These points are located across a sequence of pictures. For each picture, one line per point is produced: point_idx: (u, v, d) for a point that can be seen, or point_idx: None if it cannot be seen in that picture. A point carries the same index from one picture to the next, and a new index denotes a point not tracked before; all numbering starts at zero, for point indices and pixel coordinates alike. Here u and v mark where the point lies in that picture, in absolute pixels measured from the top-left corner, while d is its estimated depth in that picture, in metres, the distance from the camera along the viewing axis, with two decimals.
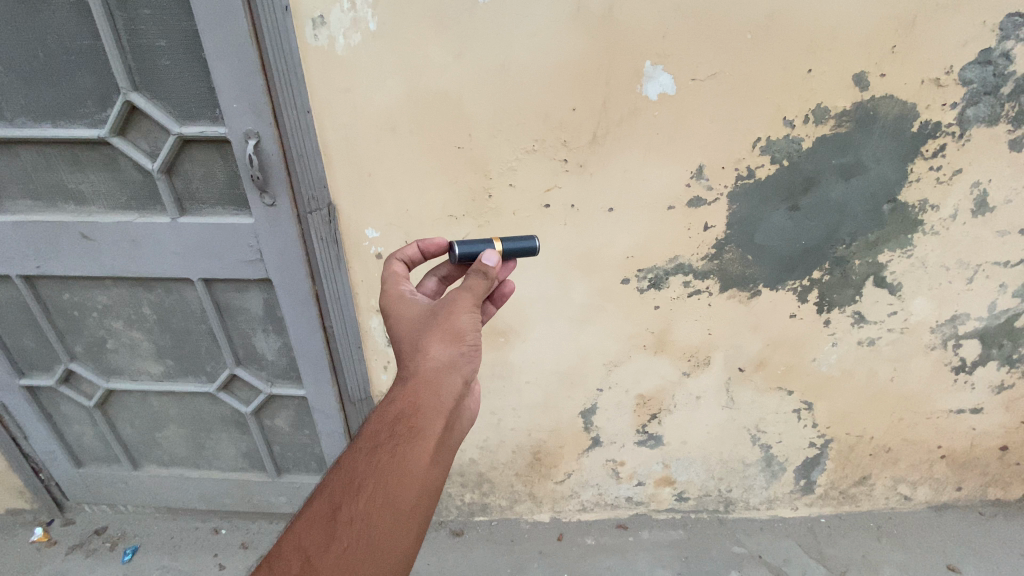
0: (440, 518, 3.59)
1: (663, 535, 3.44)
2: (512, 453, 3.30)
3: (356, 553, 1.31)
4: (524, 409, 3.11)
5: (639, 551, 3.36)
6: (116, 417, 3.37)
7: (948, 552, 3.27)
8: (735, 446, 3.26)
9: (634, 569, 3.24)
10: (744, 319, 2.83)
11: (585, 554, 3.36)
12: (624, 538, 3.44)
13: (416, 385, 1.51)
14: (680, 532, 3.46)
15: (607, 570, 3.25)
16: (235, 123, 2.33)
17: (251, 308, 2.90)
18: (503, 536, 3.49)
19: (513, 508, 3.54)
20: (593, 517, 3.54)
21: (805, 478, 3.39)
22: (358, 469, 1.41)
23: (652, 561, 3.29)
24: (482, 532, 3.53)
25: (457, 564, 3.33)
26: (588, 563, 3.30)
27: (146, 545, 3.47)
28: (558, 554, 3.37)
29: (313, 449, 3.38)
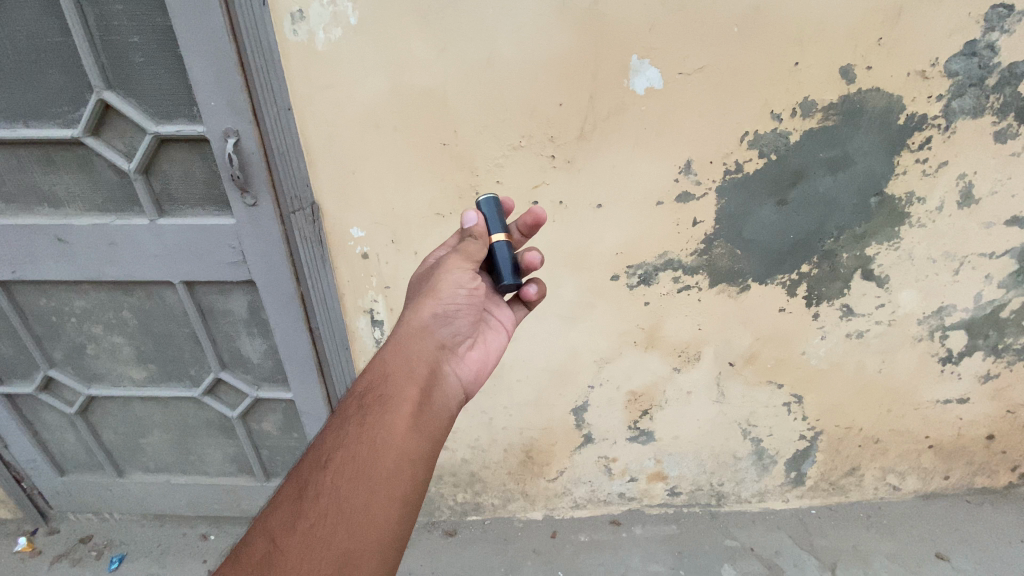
0: (432, 518, 3.56)
1: (656, 530, 3.45)
2: (504, 451, 3.28)
3: (327, 526, 1.25)
4: (515, 407, 3.09)
5: (633, 547, 3.36)
6: (99, 424, 3.29)
7: (936, 540, 3.31)
8: (726, 440, 3.27)
9: (628, 565, 3.24)
10: (734, 313, 2.83)
11: (579, 551, 3.35)
12: (618, 534, 3.44)
13: (389, 354, 1.66)
14: (673, 526, 3.47)
15: (601, 566, 3.25)
16: (213, 122, 2.27)
17: (235, 311, 2.84)
18: (496, 535, 3.47)
19: (506, 507, 3.53)
20: (585, 513, 3.54)
21: (795, 470, 3.41)
22: (327, 446, 1.42)
23: (646, 556, 3.30)
24: (476, 531, 3.51)
25: (450, 564, 3.31)
26: (583, 560, 3.30)
27: (133, 553, 3.41)
28: (552, 552, 3.36)
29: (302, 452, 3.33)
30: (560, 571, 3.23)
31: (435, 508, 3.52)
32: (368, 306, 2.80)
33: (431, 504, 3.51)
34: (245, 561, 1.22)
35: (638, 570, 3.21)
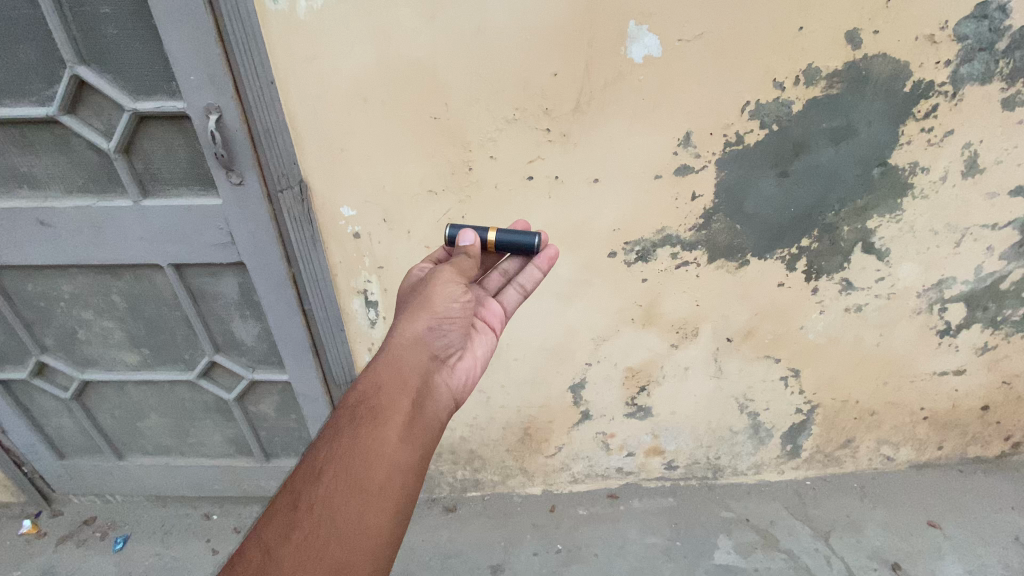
0: (432, 494, 3.60)
1: (653, 503, 3.49)
2: (502, 429, 3.29)
3: (320, 537, 1.24)
4: (513, 385, 3.08)
5: (631, 519, 3.41)
6: (95, 408, 3.28)
7: (928, 508, 3.37)
8: (723, 415, 3.28)
9: (625, 538, 3.29)
10: (732, 289, 2.80)
11: (578, 524, 3.40)
12: (615, 508, 3.48)
13: (382, 365, 1.64)
14: (670, 499, 3.52)
15: (600, 538, 3.30)
16: (194, 97, 2.17)
17: (227, 293, 2.80)
18: (496, 510, 3.51)
19: (505, 483, 3.56)
20: (583, 487, 3.58)
21: (791, 443, 3.44)
22: (320, 457, 1.40)
23: (643, 528, 3.35)
24: (475, 507, 3.55)
25: (451, 539, 3.35)
26: (581, 533, 3.35)
27: (137, 534, 3.44)
28: (551, 525, 3.41)
29: (300, 433, 3.33)
30: (559, 544, 3.28)
31: (434, 485, 3.56)
32: (362, 287, 2.75)
33: (431, 481, 3.54)
34: (238, 574, 1.20)
35: (636, 542, 3.26)
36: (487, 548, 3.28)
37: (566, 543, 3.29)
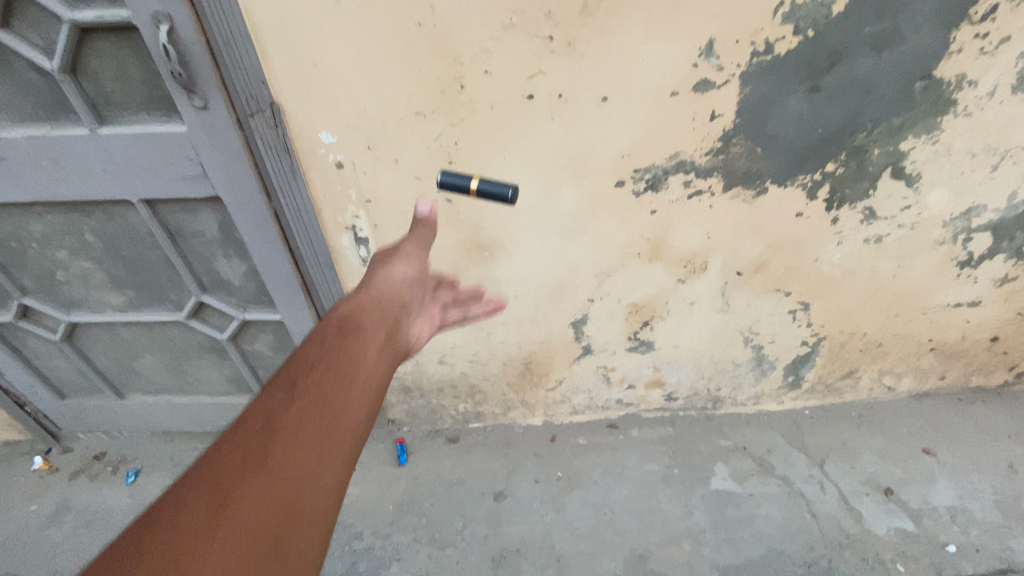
0: (434, 426, 3.63)
1: (652, 433, 3.53)
2: (503, 364, 3.24)
3: (306, 424, 1.16)
4: (513, 322, 2.98)
5: (630, 448, 3.46)
6: (88, 349, 3.22)
7: (924, 436, 3.42)
8: (726, 349, 3.22)
9: (624, 466, 3.35)
10: (747, 220, 2.61)
11: (578, 453, 3.47)
12: (615, 437, 3.53)
13: (360, 293, 1.58)
14: (669, 428, 3.55)
15: (599, 466, 3.38)
16: (138, 3, 1.86)
17: (207, 231, 2.61)
18: (497, 440, 3.56)
19: (506, 414, 3.59)
20: (583, 418, 3.62)
21: (793, 375, 3.42)
22: (304, 360, 1.32)
23: (643, 456, 3.41)
24: (477, 437, 3.59)
25: (454, 468, 3.40)
26: (581, 460, 3.42)
27: (148, 467, 3.52)
28: (552, 454, 3.47)
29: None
30: (559, 470, 3.37)
31: (436, 417, 3.58)
32: (350, 222, 2.56)
33: (433, 414, 3.56)
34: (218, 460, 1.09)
35: (635, 469, 3.34)
36: (490, 476, 3.35)
37: (567, 470, 3.36)
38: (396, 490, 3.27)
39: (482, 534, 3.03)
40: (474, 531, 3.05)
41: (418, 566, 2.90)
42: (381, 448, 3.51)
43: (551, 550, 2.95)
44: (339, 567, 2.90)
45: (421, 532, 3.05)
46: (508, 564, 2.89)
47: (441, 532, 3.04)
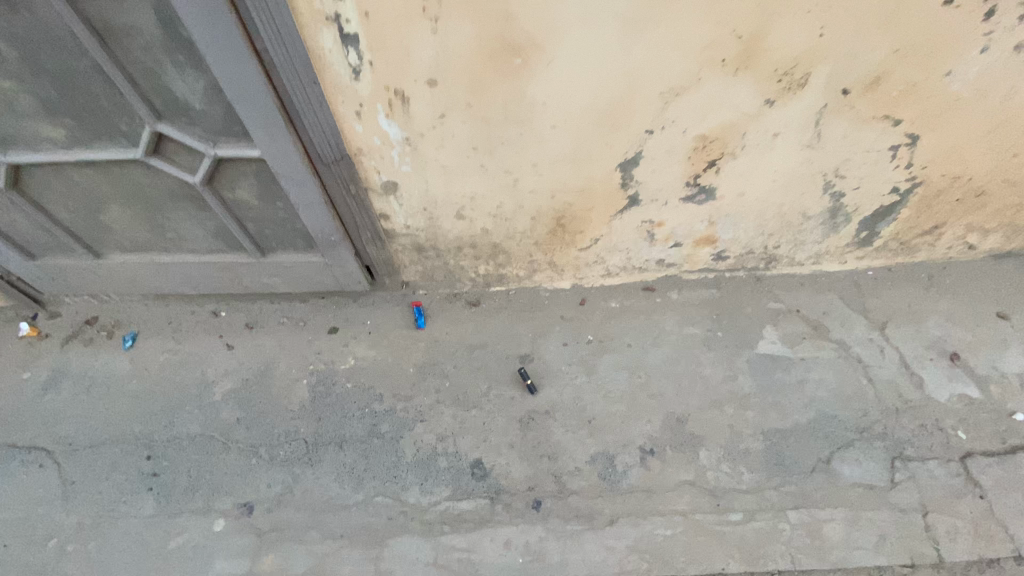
0: (451, 290, 3.20)
1: (696, 295, 3.12)
2: (531, 219, 2.67)
3: None
4: (547, 164, 2.38)
5: (668, 311, 3.06)
6: (44, 200, 2.74)
7: (1000, 299, 3.05)
8: (800, 198, 2.67)
9: (663, 329, 2.98)
10: (878, 10, 1.91)
11: (610, 317, 3.06)
12: (654, 302, 3.10)
13: None
14: (713, 290, 3.14)
15: (634, 329, 3.00)
16: None
17: (145, 29, 1.94)
18: (522, 305, 3.13)
19: (532, 278, 3.11)
20: (619, 282, 3.16)
21: (867, 230, 2.95)
22: None
23: (683, 319, 3.03)
24: (499, 302, 3.15)
25: (475, 332, 3.04)
26: (615, 326, 3.02)
27: (145, 331, 3.27)
28: (583, 320, 3.05)
29: (292, 224, 2.72)
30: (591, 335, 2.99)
31: (453, 279, 3.13)
32: (333, 8, 1.83)
33: (447, 277, 3.11)
34: None
35: (674, 333, 2.97)
36: (515, 341, 2.99)
37: (599, 334, 2.99)
38: (414, 354, 2.97)
39: (510, 398, 2.78)
40: (500, 394, 2.80)
41: (440, 429, 2.70)
42: (395, 310, 3.18)
43: (582, 414, 2.71)
44: (359, 427, 2.74)
45: (444, 395, 2.81)
46: (538, 428, 2.68)
47: (465, 397, 2.80)
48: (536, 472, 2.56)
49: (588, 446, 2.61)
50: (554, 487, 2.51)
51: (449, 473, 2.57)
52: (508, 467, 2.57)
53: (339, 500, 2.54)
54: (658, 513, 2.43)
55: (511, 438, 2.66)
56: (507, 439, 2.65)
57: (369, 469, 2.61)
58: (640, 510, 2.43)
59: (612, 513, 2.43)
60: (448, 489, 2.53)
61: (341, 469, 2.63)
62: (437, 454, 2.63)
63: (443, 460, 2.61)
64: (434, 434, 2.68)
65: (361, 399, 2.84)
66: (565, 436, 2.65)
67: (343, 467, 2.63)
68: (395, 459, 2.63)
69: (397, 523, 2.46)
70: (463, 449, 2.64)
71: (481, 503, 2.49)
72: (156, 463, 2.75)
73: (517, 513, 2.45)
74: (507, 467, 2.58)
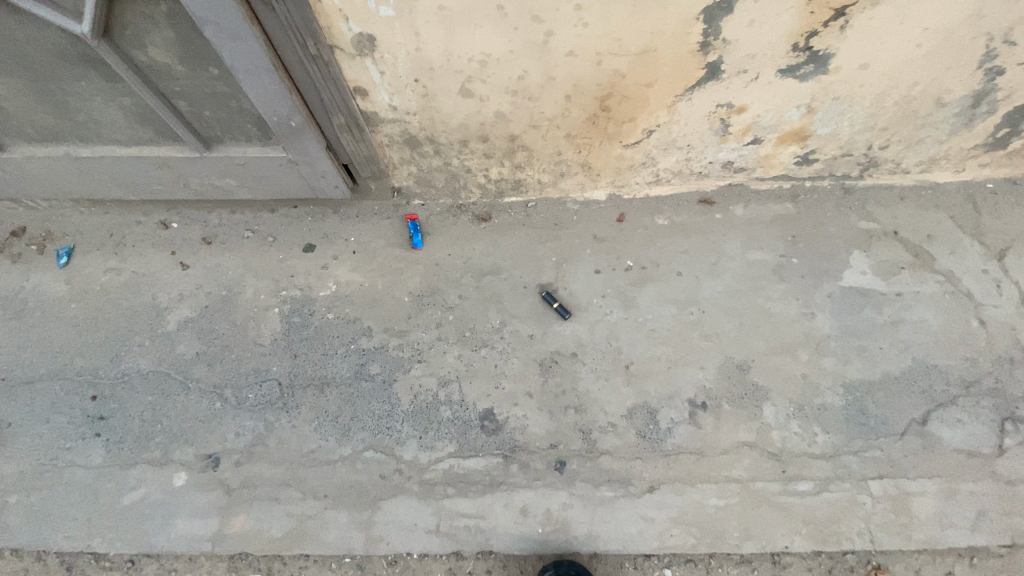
0: (454, 201, 2.53)
1: (766, 211, 2.46)
2: (565, 100, 1.95)
3: None
4: (596, 9, 1.62)
5: (730, 230, 2.41)
6: None
7: None
8: (941, 74, 1.95)
9: (723, 254, 2.36)
10: None
11: (655, 238, 2.40)
12: (712, 219, 2.44)
13: None
14: (788, 204, 2.47)
15: (685, 253, 2.36)
16: None
17: None
18: (544, 220, 2.48)
19: (558, 186, 2.42)
20: (669, 190, 2.47)
21: (1009, 127, 2.21)
22: None
23: (749, 242, 2.39)
24: (514, 216, 2.50)
25: (485, 255, 2.43)
26: (661, 251, 2.37)
27: (83, 246, 2.67)
28: (621, 242, 2.40)
29: (231, 101, 2.00)
30: (631, 261, 2.36)
31: (458, 186, 2.44)
32: None
33: (450, 183, 2.43)
34: None
35: (737, 257, 2.35)
36: (535, 267, 2.38)
37: (641, 259, 2.36)
38: (410, 280, 2.39)
39: (528, 338, 2.24)
40: (516, 331, 2.25)
41: (442, 373, 2.19)
42: (386, 224, 2.54)
43: (618, 358, 2.17)
44: (344, 366, 2.23)
45: (447, 331, 2.27)
46: (564, 374, 2.16)
47: (472, 334, 2.26)
48: (559, 425, 2.07)
49: (625, 397, 2.10)
50: (582, 445, 2.04)
51: (454, 425, 2.10)
52: (526, 420, 2.09)
53: (320, 454, 2.10)
54: (709, 480, 1.97)
55: (529, 385, 2.15)
56: (524, 386, 2.15)
57: (357, 417, 2.14)
58: (688, 476, 1.98)
59: (653, 478, 1.98)
60: (453, 444, 2.06)
61: (322, 416, 2.16)
62: (439, 403, 2.13)
63: (446, 409, 2.12)
64: (436, 377, 2.18)
65: (346, 334, 2.30)
66: (595, 383, 2.13)
67: (324, 415, 2.16)
68: (388, 407, 2.14)
69: (391, 483, 2.03)
70: (470, 397, 2.14)
71: (493, 463, 2.03)
72: (102, 406, 2.29)
73: (536, 475, 2.00)
74: (524, 419, 2.09)
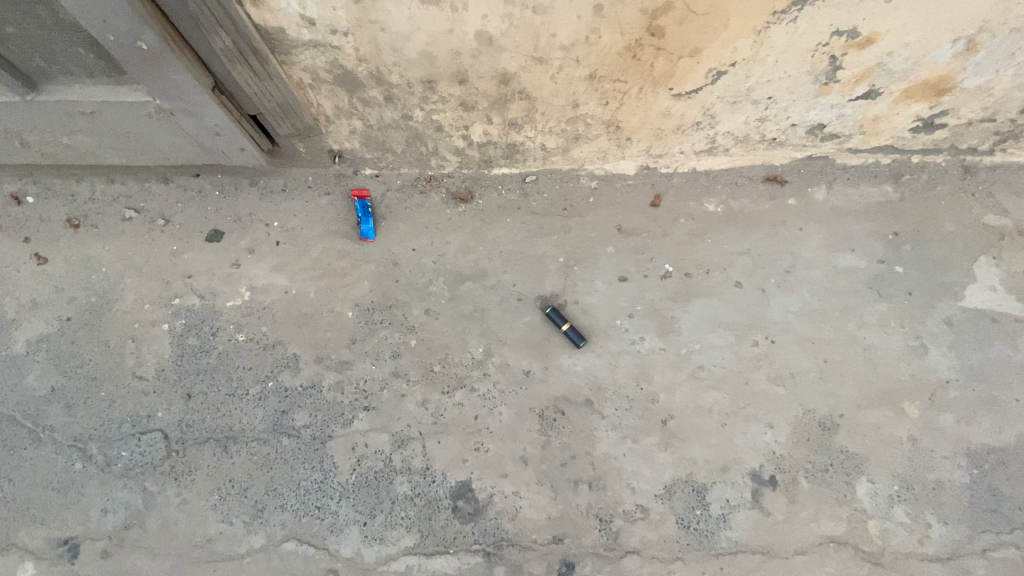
0: (420, 172, 1.78)
1: (857, 196, 1.77)
2: (593, 19, 1.20)
3: None
4: None
5: (808, 223, 1.72)
6: None
7: None
8: None
9: (800, 258, 1.67)
10: None
11: (704, 232, 1.70)
12: (783, 206, 1.75)
13: None
14: (888, 189, 1.78)
15: (746, 255, 1.67)
16: None
17: None
18: (548, 204, 1.75)
19: (569, 154, 1.69)
20: (723, 164, 1.75)
21: None
22: None
23: (834, 240, 1.70)
24: (506, 196, 1.77)
25: (464, 253, 1.71)
26: (712, 252, 1.68)
27: None
28: (656, 237, 1.70)
29: (37, 8, 1.24)
30: (670, 265, 1.67)
31: (424, 151, 1.69)
32: None
33: (412, 147, 1.67)
34: None
35: (819, 262, 1.67)
36: (534, 273, 1.68)
37: (683, 262, 1.67)
38: (355, 288, 1.68)
39: (523, 376, 1.57)
40: (506, 366, 1.58)
41: (397, 427, 1.52)
42: (324, 204, 1.79)
43: (650, 409, 1.52)
44: (257, 415, 1.57)
45: (406, 364, 1.59)
46: (573, 432, 1.51)
47: (443, 369, 1.58)
48: (566, 509, 1.45)
49: (661, 468, 1.47)
50: (599, 540, 1.43)
51: (413, 507, 1.46)
52: (518, 502, 1.46)
53: (220, 546, 1.48)
54: None
55: (524, 447, 1.50)
56: (517, 449, 1.50)
57: (273, 492, 1.50)
58: None
59: None
60: (411, 536, 1.44)
61: (224, 489, 1.52)
62: (391, 472, 1.49)
63: (402, 482, 1.48)
64: (388, 434, 1.52)
65: (261, 366, 1.61)
66: (618, 447, 1.49)
67: (227, 486, 1.52)
68: (318, 477, 1.50)
69: None
70: (438, 465, 1.49)
71: (469, 564, 1.43)
72: None
73: None
74: (516, 499, 1.47)
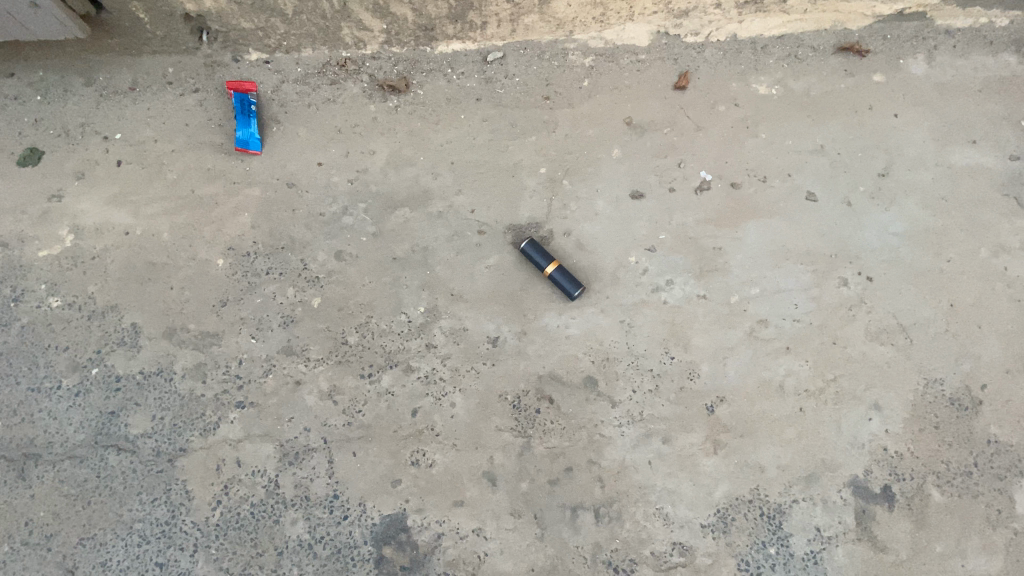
0: (329, 52, 1.37)
1: (968, 69, 1.37)
2: None
3: None
4: None
5: (904, 108, 1.35)
6: None
7: None
8: None
9: (903, 158, 1.31)
10: None
11: (755, 123, 1.33)
12: (866, 84, 1.37)
13: None
14: (1014, 59, 1.38)
15: (819, 153, 1.31)
16: None
17: None
18: (538, 100, 1.35)
19: (562, 7, 1.32)
20: (777, 29, 1.39)
21: None
22: None
23: (946, 130, 1.33)
24: (491, 87, 1.36)
25: (391, 168, 1.30)
26: (769, 150, 1.31)
27: None
28: (684, 132, 1.32)
29: None
30: (722, 179, 1.29)
31: (329, 12, 1.30)
32: None
33: (309, 2, 1.28)
34: None
35: (927, 160, 1.31)
36: (502, 193, 1.28)
37: (727, 169, 1.30)
38: (239, 217, 1.27)
39: (488, 348, 1.19)
40: (460, 332, 1.20)
41: (289, 434, 1.15)
42: (191, 105, 1.35)
43: (689, 390, 1.18)
44: (72, 421, 1.16)
45: (305, 334, 1.20)
46: (569, 431, 1.15)
47: (362, 342, 1.20)
48: (561, 553, 1.10)
49: (711, 485, 1.14)
50: None
51: (314, 559, 1.10)
52: (483, 546, 1.10)
53: None
54: None
55: (491, 457, 1.14)
56: (480, 461, 1.14)
57: (91, 542, 1.11)
58: None
59: None
60: None
61: (18, 537, 1.11)
62: (279, 507, 1.12)
63: (294, 521, 1.12)
64: (275, 445, 1.14)
65: (82, 346, 1.19)
66: (641, 452, 1.15)
67: (22, 532, 1.11)
68: (161, 517, 1.12)
69: None
70: (354, 493, 1.13)
71: None
72: None
73: None
74: (480, 541, 1.11)
